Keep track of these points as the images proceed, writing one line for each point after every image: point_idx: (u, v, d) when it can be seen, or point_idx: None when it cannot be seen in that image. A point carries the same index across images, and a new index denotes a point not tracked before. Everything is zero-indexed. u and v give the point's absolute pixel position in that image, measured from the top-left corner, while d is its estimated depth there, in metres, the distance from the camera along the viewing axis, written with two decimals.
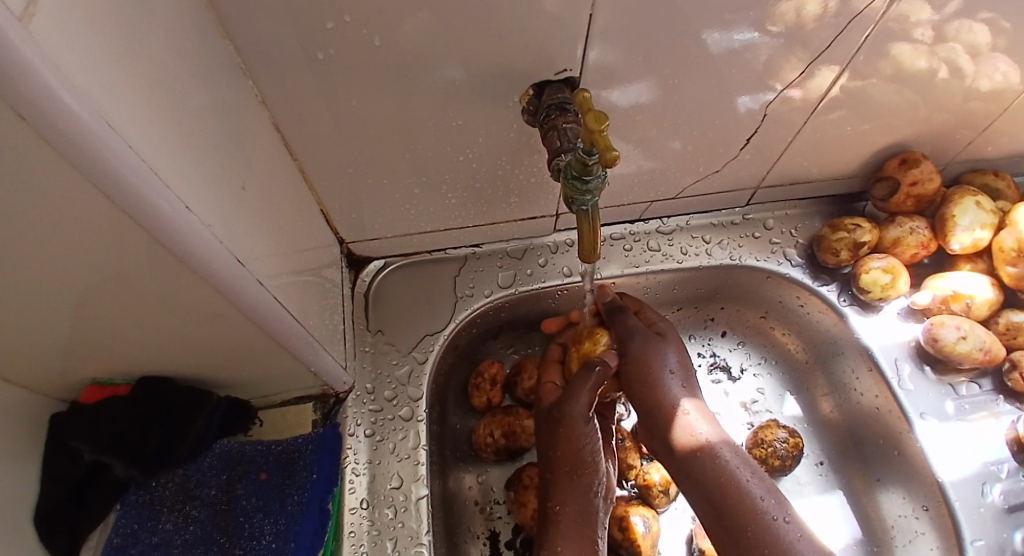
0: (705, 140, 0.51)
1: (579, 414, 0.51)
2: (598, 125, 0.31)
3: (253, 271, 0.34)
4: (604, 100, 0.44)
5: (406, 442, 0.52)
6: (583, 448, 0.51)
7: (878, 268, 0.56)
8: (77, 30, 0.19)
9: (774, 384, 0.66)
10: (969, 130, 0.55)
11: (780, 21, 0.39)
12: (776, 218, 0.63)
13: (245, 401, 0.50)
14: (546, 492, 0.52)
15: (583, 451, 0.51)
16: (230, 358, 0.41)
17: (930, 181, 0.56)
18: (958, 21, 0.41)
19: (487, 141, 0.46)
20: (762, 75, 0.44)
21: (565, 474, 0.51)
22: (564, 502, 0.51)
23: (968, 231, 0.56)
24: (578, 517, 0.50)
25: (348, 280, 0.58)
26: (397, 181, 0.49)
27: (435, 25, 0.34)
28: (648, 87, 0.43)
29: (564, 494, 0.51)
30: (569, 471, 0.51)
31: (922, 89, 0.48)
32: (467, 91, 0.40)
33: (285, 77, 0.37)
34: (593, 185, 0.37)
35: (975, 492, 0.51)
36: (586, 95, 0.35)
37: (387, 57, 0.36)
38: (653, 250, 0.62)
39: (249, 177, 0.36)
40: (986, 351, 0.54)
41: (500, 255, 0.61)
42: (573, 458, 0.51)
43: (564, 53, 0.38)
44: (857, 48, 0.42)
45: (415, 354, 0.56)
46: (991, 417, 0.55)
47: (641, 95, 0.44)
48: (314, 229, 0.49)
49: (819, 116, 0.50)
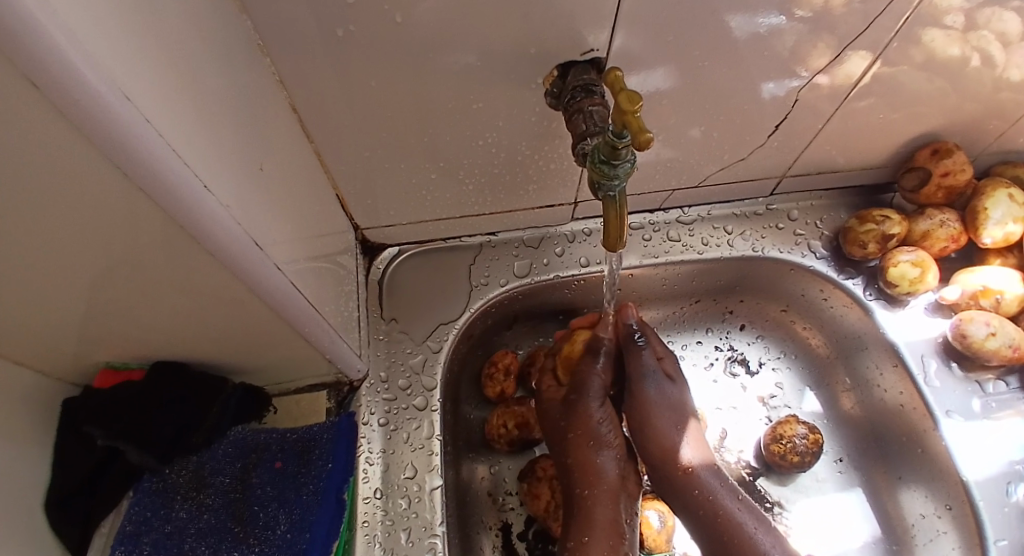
0: (729, 128, 0.50)
1: (593, 393, 0.53)
2: (630, 106, 0.30)
3: (270, 257, 0.33)
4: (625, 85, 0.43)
5: (420, 431, 0.51)
6: (599, 427, 0.52)
7: (906, 262, 0.54)
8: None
9: (793, 378, 0.65)
10: (1002, 121, 0.53)
11: (808, 6, 0.37)
12: (800, 209, 0.61)
13: (258, 388, 0.49)
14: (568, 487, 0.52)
15: (599, 429, 0.52)
16: (243, 345, 0.40)
17: (962, 173, 0.54)
18: (991, 9, 0.39)
19: (507, 124, 0.44)
20: (788, 61, 0.42)
21: (586, 449, 0.51)
22: (590, 485, 0.51)
23: (1000, 225, 0.54)
24: (606, 498, 0.50)
25: (362, 267, 0.57)
26: (412, 166, 0.48)
27: (453, 3, 0.33)
28: (672, 72, 0.42)
29: (587, 476, 0.51)
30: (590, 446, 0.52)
31: (955, 77, 0.46)
32: (487, 72, 0.39)
33: (298, 55, 0.36)
34: (621, 170, 0.35)
35: (1000, 492, 0.50)
36: (616, 76, 0.34)
37: (404, 36, 0.35)
38: (673, 240, 0.61)
39: (265, 158, 0.35)
40: (1016, 349, 0.52)
41: (516, 243, 0.60)
42: (590, 433, 0.52)
43: (589, 35, 0.37)
44: (890, 35, 0.41)
45: (429, 343, 0.55)
46: (1017, 416, 0.53)
47: (664, 80, 0.42)
48: (328, 215, 0.48)
49: (848, 104, 0.48)
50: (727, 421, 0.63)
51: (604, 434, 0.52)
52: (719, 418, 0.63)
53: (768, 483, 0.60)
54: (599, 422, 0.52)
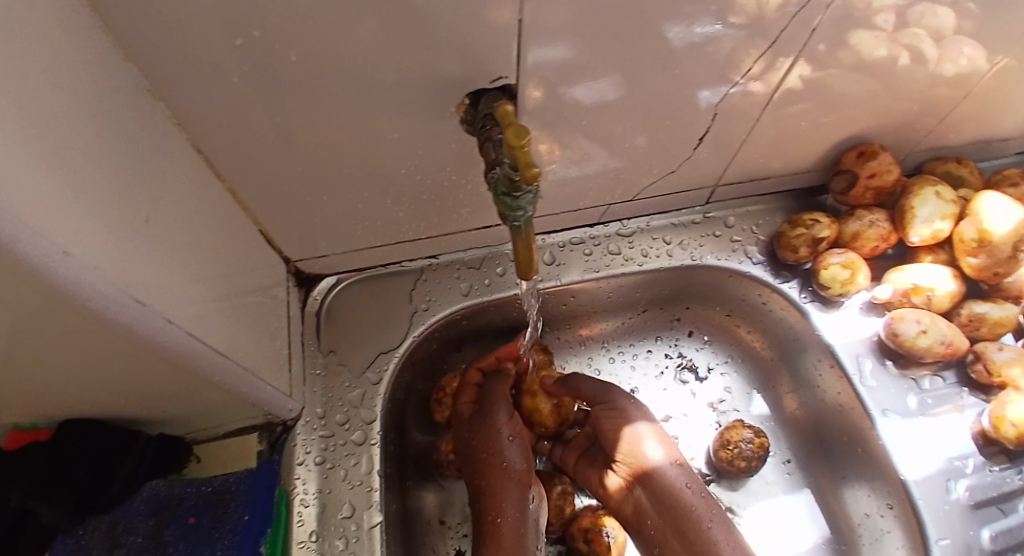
0: (657, 140, 0.50)
1: (497, 407, 0.56)
2: (518, 140, 0.29)
3: (161, 310, 0.32)
4: (569, 98, 0.42)
5: (359, 467, 0.50)
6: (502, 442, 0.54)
7: (836, 264, 0.55)
8: None
9: (741, 382, 0.65)
10: (932, 117, 0.56)
11: (741, 12, 0.37)
12: (736, 215, 0.62)
13: (177, 438, 0.47)
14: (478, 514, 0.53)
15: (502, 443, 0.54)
16: (159, 397, 0.39)
17: (888, 173, 0.55)
18: (922, 6, 0.40)
19: (426, 152, 0.44)
20: (723, 68, 0.42)
21: (494, 472, 0.53)
22: (498, 510, 0.52)
23: (927, 223, 0.54)
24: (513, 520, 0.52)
25: (298, 299, 0.56)
26: (337, 197, 0.47)
27: (359, 34, 0.32)
28: (615, 83, 0.42)
29: (493, 501, 0.53)
30: (498, 468, 0.54)
31: (886, 76, 0.48)
32: (397, 102, 0.39)
33: (196, 96, 0.35)
34: (525, 200, 0.34)
35: (939, 490, 0.51)
36: (507, 109, 0.34)
37: (305, 71, 0.34)
38: (613, 253, 0.61)
39: (158, 205, 0.34)
40: (948, 345, 0.53)
41: (457, 265, 0.59)
42: (495, 451, 0.54)
43: (499, 63, 0.37)
44: (805, 40, 0.41)
45: (368, 375, 0.54)
46: (954, 411, 0.54)
47: (608, 92, 0.43)
48: (252, 251, 0.47)
49: (772, 110, 0.49)
50: (678, 429, 0.64)
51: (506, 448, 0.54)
52: (672, 426, 0.64)
53: (718, 489, 0.60)
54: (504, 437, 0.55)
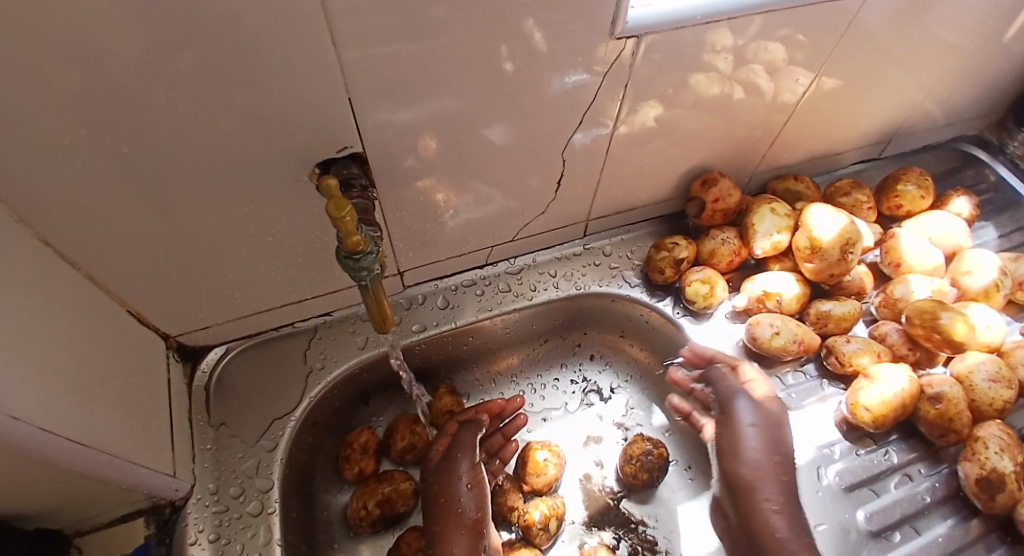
0: (525, 185, 0.54)
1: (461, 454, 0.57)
2: (339, 212, 0.30)
3: (7, 408, 0.31)
4: (450, 149, 0.46)
5: (257, 539, 0.48)
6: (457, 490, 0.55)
7: (697, 280, 0.61)
8: None
9: (640, 398, 0.70)
10: (767, 136, 0.64)
11: (603, 61, 0.44)
12: (612, 244, 0.68)
13: (54, 532, 0.44)
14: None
15: (457, 489, 0.55)
16: (20, 495, 0.37)
17: (730, 196, 0.63)
18: (757, 43, 0.49)
19: (296, 218, 0.46)
20: (592, 111, 0.49)
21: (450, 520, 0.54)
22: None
23: (766, 237, 0.61)
24: None
25: (183, 375, 0.54)
26: (213, 269, 0.48)
27: (204, 118, 0.35)
28: (505, 130, 0.47)
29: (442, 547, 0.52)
30: (451, 517, 0.54)
31: (734, 109, 0.56)
32: (253, 175, 0.41)
33: (31, 192, 0.34)
34: (366, 262, 0.34)
35: (813, 477, 0.56)
36: (330, 182, 0.32)
37: (153, 153, 0.36)
38: (504, 291, 0.64)
39: (4, 299, 0.33)
40: (799, 343, 0.59)
41: (353, 319, 0.61)
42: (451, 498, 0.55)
43: (340, 131, 0.40)
44: (623, 90, 0.48)
45: (263, 443, 0.53)
46: (818, 402, 0.60)
47: (498, 138, 0.47)
48: (124, 332, 0.46)
49: (620, 148, 0.55)
50: (587, 455, 0.67)
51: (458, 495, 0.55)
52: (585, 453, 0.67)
53: (630, 504, 0.64)
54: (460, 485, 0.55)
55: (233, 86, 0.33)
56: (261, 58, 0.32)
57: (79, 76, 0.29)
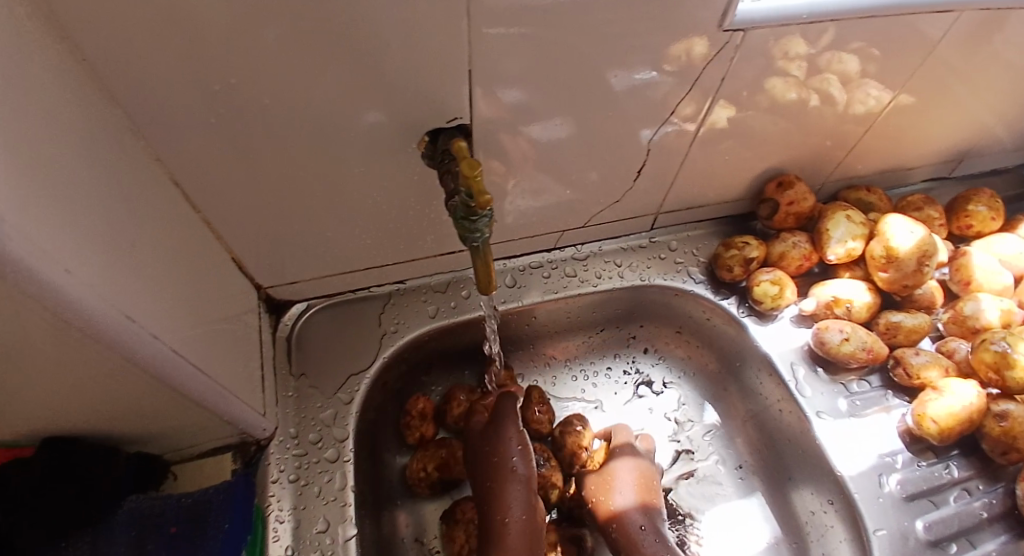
0: (603, 173, 0.56)
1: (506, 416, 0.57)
2: (472, 172, 0.34)
3: (146, 327, 0.34)
4: (528, 138, 0.48)
5: (333, 483, 0.52)
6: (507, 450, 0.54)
7: (767, 280, 0.61)
8: None
9: (694, 395, 0.70)
10: (840, 150, 0.64)
11: (674, 62, 0.44)
12: (679, 240, 0.68)
13: (155, 456, 0.48)
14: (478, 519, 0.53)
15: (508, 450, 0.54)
16: (135, 415, 0.40)
17: (805, 200, 0.63)
18: (828, 55, 0.49)
19: (394, 184, 0.49)
20: (658, 110, 0.49)
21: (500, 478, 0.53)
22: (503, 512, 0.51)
23: (841, 243, 0.61)
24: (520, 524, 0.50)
25: (269, 325, 0.58)
26: (310, 227, 0.51)
27: (333, 82, 0.37)
28: (567, 123, 0.48)
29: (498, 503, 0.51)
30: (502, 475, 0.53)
31: (801, 116, 0.56)
32: (366, 139, 0.43)
33: (177, 135, 0.38)
34: (480, 224, 0.38)
35: (873, 484, 0.56)
36: (460, 145, 0.38)
37: (284, 110, 0.39)
38: (569, 275, 0.66)
39: (145, 233, 0.37)
40: (869, 350, 0.60)
41: (424, 289, 0.63)
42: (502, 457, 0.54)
43: (453, 104, 0.42)
44: (719, 83, 0.48)
45: (340, 396, 0.56)
46: (882, 412, 0.61)
47: (561, 130, 0.49)
48: (226, 278, 0.50)
49: (701, 144, 0.56)
50: None
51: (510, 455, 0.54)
52: None
53: (678, 496, 0.64)
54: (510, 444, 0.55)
55: (341, 54, 0.35)
56: (375, 28, 0.34)
57: (238, 35, 0.32)
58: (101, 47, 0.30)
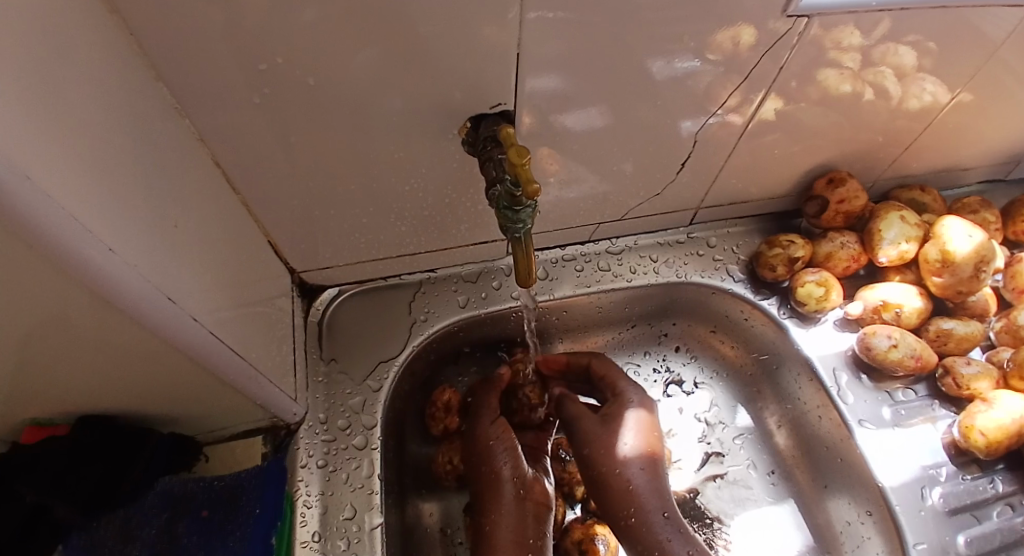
0: (644, 165, 0.54)
1: (487, 414, 0.58)
2: (520, 159, 0.33)
3: (186, 308, 0.34)
4: (560, 125, 0.46)
5: (360, 471, 0.52)
6: (492, 450, 0.55)
7: (812, 281, 0.59)
8: None
9: (726, 396, 0.68)
10: (895, 147, 0.61)
11: (718, 50, 0.42)
12: (718, 236, 0.66)
13: (188, 437, 0.49)
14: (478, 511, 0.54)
15: (492, 449, 0.55)
16: (171, 396, 0.41)
17: (856, 199, 0.60)
18: (885, 45, 0.45)
19: (431, 171, 0.48)
20: (703, 100, 0.47)
21: (487, 477, 0.54)
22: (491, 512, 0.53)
23: (894, 245, 0.59)
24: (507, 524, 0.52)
25: (301, 309, 0.58)
26: (344, 212, 0.50)
27: (377, 67, 0.36)
28: (601, 112, 0.46)
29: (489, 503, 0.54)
30: (488, 474, 0.54)
31: (851, 110, 0.53)
32: (406, 124, 0.42)
33: (219, 114, 0.38)
34: (524, 214, 0.38)
35: (915, 496, 0.54)
36: (509, 131, 0.37)
37: (325, 92, 0.38)
38: (603, 269, 0.64)
39: (186, 214, 0.36)
40: (917, 358, 0.57)
41: (455, 279, 0.62)
42: (485, 456, 0.55)
43: (497, 89, 0.40)
44: (777, 74, 0.46)
45: (369, 382, 0.56)
46: (927, 423, 0.58)
47: (596, 119, 0.46)
48: (261, 261, 0.49)
49: (749, 138, 0.53)
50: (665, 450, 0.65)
51: (494, 454, 0.55)
52: None
53: (707, 499, 0.63)
54: (493, 443, 0.56)
55: (376, 38, 0.34)
56: (415, 9, 0.32)
57: (281, 15, 0.31)
58: (147, 16, 0.30)
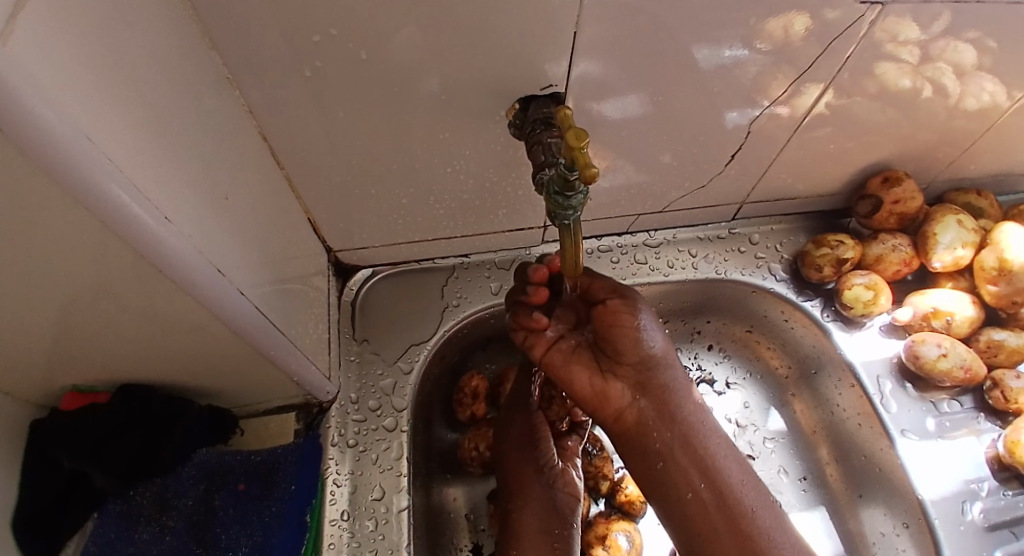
0: (691, 156, 0.52)
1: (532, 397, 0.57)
2: (578, 142, 0.31)
3: (232, 282, 0.34)
4: (595, 114, 0.44)
5: (389, 452, 0.51)
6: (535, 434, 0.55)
7: (860, 284, 0.57)
8: (54, 34, 0.18)
9: (759, 398, 0.65)
10: (952, 149, 0.58)
11: (769, 39, 0.40)
12: (761, 233, 0.64)
13: (225, 411, 0.49)
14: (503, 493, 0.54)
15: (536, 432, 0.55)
16: (211, 369, 0.41)
17: (912, 200, 0.57)
18: (943, 41, 0.42)
19: (474, 153, 0.46)
20: (749, 91, 0.45)
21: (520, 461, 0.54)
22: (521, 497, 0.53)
23: (949, 250, 0.57)
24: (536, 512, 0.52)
25: (335, 289, 0.58)
26: (383, 192, 0.49)
27: (430, 45, 0.35)
28: (635, 102, 0.44)
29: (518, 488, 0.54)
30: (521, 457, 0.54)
31: (907, 108, 0.50)
32: (453, 105, 0.41)
33: (267, 87, 0.37)
34: (575, 201, 0.36)
35: (955, 510, 0.52)
36: (566, 113, 0.35)
37: (374, 69, 0.36)
38: (640, 262, 0.63)
39: (234, 187, 0.36)
40: (967, 369, 0.55)
41: (488, 265, 0.61)
42: (524, 440, 0.55)
43: (550, 70, 0.39)
44: (840, 67, 0.43)
45: (400, 364, 0.56)
46: (972, 435, 0.56)
47: (629, 108, 0.44)
48: (300, 238, 0.49)
49: (803, 132, 0.51)
50: None
51: (537, 441, 0.55)
52: None
53: None
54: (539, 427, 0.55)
55: (422, 14, 0.33)
56: None
57: None
58: None
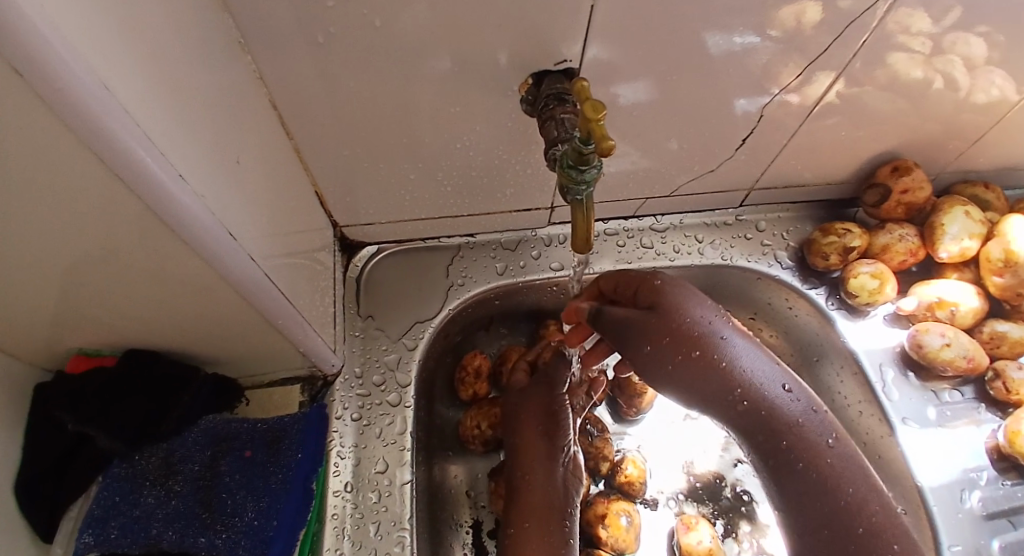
0: (700, 141, 0.52)
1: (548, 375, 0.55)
2: (595, 114, 0.32)
3: (244, 248, 0.34)
4: (608, 96, 0.44)
5: (392, 427, 0.52)
6: (552, 413, 0.53)
7: (865, 273, 0.57)
8: None
9: None
10: (963, 141, 0.57)
11: (781, 26, 0.39)
12: (767, 220, 0.64)
13: (230, 379, 0.50)
14: (509, 475, 0.53)
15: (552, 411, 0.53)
16: (216, 337, 0.41)
17: (920, 190, 0.57)
18: (955, 34, 0.42)
19: (484, 130, 0.46)
20: (759, 79, 0.45)
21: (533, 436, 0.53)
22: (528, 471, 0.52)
23: (956, 240, 0.57)
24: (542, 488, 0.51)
25: (340, 264, 0.58)
26: (392, 167, 0.49)
27: (442, 19, 0.35)
28: (646, 86, 0.44)
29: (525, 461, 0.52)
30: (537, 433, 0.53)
31: (917, 99, 0.49)
32: (464, 80, 0.40)
33: (278, 54, 0.37)
34: (588, 175, 0.36)
35: (954, 498, 0.53)
36: (582, 86, 0.39)
37: (385, 38, 0.36)
38: (646, 247, 0.62)
39: (245, 155, 0.36)
40: (970, 359, 0.55)
41: (494, 245, 0.61)
42: (541, 417, 0.53)
43: (563, 45, 0.38)
44: (852, 55, 0.43)
45: (404, 341, 0.56)
46: (972, 424, 0.56)
47: (641, 93, 0.44)
48: (307, 210, 0.49)
49: (812, 120, 0.51)
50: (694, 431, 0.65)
51: (552, 418, 0.53)
52: (687, 428, 0.65)
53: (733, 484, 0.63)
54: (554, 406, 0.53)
55: None
56: None
57: None
58: None
